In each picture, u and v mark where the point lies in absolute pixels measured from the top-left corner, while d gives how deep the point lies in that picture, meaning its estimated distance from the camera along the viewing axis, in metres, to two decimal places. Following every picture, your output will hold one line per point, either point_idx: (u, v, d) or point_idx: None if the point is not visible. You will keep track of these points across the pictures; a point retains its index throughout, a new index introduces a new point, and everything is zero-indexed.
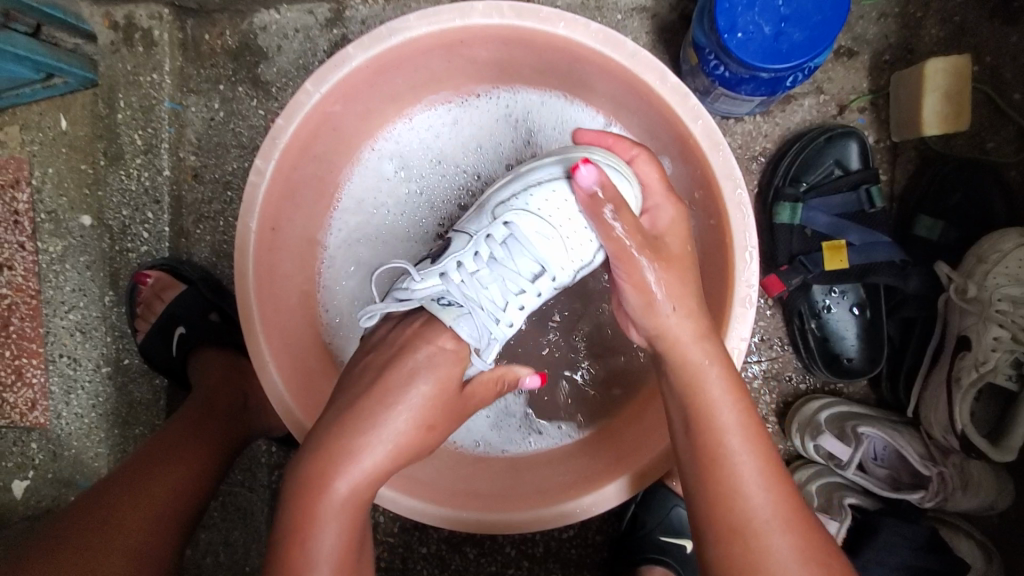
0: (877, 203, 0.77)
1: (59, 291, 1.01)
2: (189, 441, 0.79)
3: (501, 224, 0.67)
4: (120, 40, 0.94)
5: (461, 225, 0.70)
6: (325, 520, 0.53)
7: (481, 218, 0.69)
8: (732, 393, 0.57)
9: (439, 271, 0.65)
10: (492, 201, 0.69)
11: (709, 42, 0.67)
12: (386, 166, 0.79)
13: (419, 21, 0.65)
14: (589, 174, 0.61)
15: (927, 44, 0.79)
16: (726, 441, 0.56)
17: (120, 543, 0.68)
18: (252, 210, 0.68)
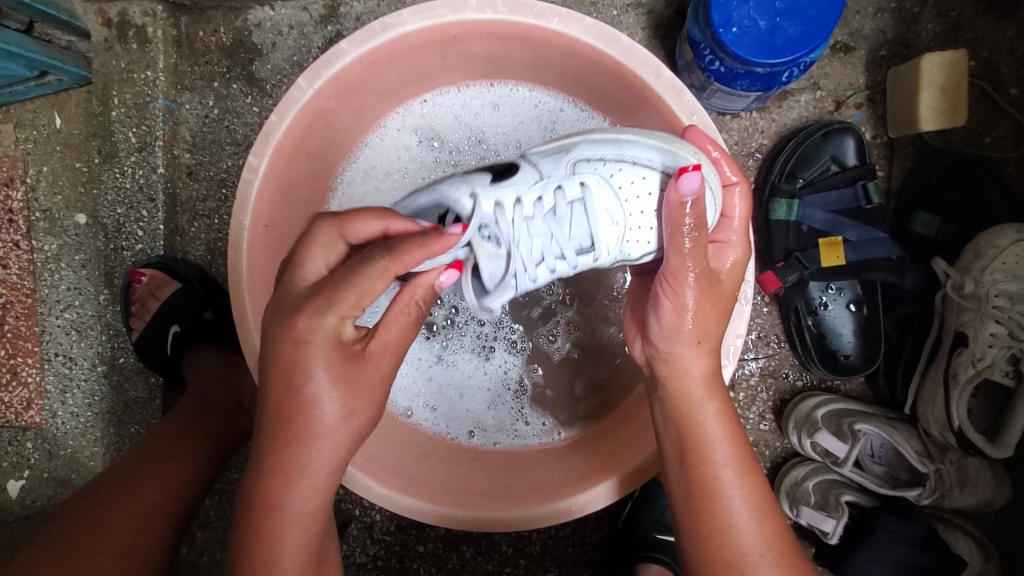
0: (874, 199, 0.76)
1: (54, 290, 1.01)
2: (184, 440, 0.79)
3: (576, 185, 0.63)
4: (114, 37, 0.94)
5: (536, 161, 0.64)
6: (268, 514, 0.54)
7: (557, 163, 0.63)
8: (726, 428, 0.59)
9: (497, 196, 0.62)
10: (578, 151, 0.63)
11: (704, 37, 0.67)
12: (409, 138, 0.79)
13: (412, 17, 0.65)
14: (691, 186, 0.52)
15: (924, 38, 0.79)
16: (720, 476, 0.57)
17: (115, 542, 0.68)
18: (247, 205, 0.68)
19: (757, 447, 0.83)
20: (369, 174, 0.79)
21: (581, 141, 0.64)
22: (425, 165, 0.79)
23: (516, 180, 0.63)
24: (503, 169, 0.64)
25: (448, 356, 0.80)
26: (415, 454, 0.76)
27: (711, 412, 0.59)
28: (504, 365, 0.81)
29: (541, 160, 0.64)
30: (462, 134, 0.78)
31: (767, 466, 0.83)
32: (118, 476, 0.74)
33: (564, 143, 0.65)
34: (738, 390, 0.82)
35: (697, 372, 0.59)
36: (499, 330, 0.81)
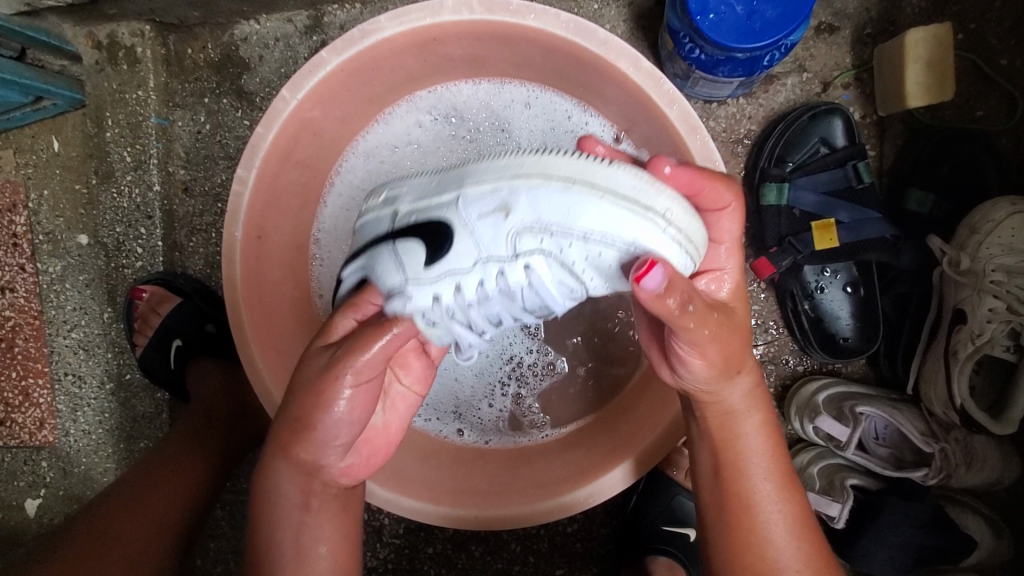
0: (865, 178, 0.75)
1: (60, 310, 1.02)
2: (190, 450, 0.81)
3: (520, 265, 0.50)
4: (104, 59, 0.95)
5: (471, 225, 0.49)
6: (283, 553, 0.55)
7: (499, 236, 0.49)
8: (767, 441, 0.58)
9: (433, 289, 0.52)
10: (523, 213, 0.47)
11: (683, 25, 0.66)
12: (423, 116, 0.78)
13: (390, 22, 0.65)
14: (657, 283, 0.44)
15: (909, 14, 0.78)
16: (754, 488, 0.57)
17: (126, 556, 0.69)
18: (237, 217, 0.69)
19: None
20: (372, 154, 0.79)
21: (519, 188, 0.47)
22: (441, 141, 0.78)
23: (449, 261, 0.51)
24: (436, 239, 0.51)
25: None
26: (418, 457, 0.77)
27: (749, 421, 0.58)
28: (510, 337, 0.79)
29: (479, 220, 0.49)
30: (485, 118, 0.78)
31: None
32: (125, 488, 0.75)
33: (503, 196, 0.48)
34: None
35: (738, 396, 0.57)
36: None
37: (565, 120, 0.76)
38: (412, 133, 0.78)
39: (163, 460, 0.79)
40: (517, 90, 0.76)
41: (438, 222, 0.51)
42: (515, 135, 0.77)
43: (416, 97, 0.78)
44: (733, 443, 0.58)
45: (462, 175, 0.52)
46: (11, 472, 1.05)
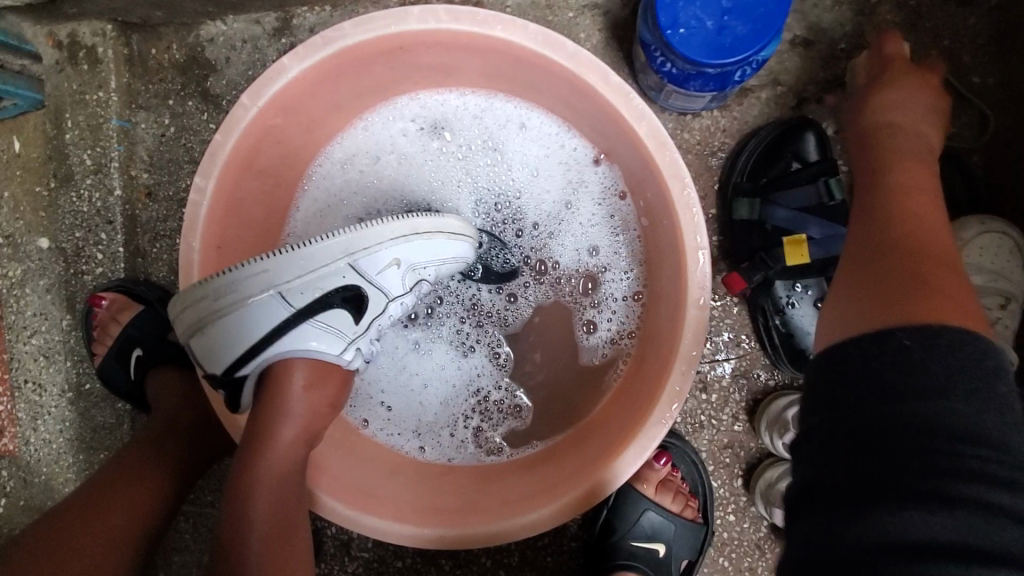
0: (837, 195, 0.75)
1: (20, 316, 0.99)
2: (146, 466, 0.77)
3: (397, 301, 0.71)
4: (64, 58, 0.91)
5: (378, 280, 0.68)
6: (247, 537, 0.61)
7: (400, 279, 0.69)
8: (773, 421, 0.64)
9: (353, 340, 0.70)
10: (401, 259, 0.68)
11: (654, 38, 0.65)
12: (406, 123, 0.78)
13: (354, 30, 0.63)
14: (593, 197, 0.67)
15: (883, 29, 0.78)
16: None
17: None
18: (200, 210, 0.66)
19: (732, 447, 0.83)
20: (348, 162, 0.78)
21: (390, 248, 0.67)
22: (425, 150, 0.78)
23: (372, 311, 0.69)
24: (350, 302, 0.67)
25: (422, 343, 0.82)
26: (385, 473, 0.75)
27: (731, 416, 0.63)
28: (480, 366, 0.82)
29: (390, 270, 0.68)
30: (475, 133, 0.78)
31: (743, 467, 0.83)
32: (78, 503, 0.72)
33: (384, 258, 0.67)
34: (710, 392, 0.82)
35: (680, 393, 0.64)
36: (484, 335, 0.82)
37: (548, 136, 0.77)
38: (391, 141, 0.78)
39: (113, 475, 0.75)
40: (509, 108, 0.76)
41: (348, 287, 0.66)
42: (501, 153, 0.78)
43: (398, 103, 0.77)
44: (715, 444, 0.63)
45: (340, 245, 0.65)
46: None
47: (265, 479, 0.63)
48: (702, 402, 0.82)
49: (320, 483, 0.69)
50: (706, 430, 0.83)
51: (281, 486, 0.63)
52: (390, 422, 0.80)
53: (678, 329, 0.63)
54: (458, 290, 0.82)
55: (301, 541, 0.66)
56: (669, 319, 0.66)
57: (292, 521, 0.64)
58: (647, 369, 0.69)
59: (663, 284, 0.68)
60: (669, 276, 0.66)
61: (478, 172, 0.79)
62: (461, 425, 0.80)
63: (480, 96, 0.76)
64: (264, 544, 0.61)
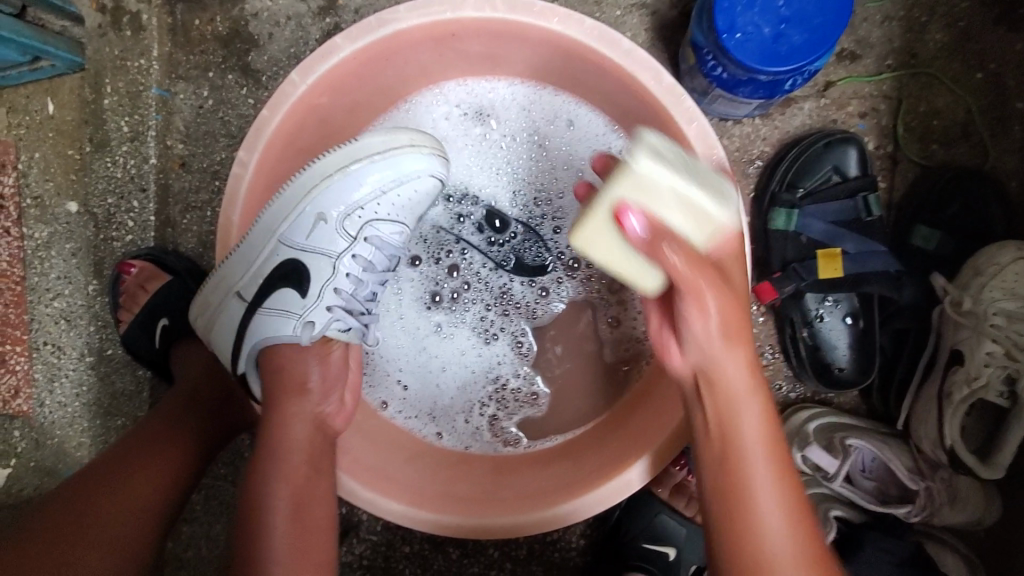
0: (875, 212, 0.75)
1: (44, 278, 1.00)
2: (170, 438, 0.78)
3: (362, 242, 0.71)
4: (107, 23, 0.92)
5: (311, 244, 0.69)
6: (270, 521, 0.59)
7: (333, 235, 0.69)
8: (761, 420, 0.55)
9: (322, 302, 0.70)
10: (330, 212, 0.68)
11: (707, 42, 0.65)
12: (452, 109, 0.78)
13: (409, 13, 0.63)
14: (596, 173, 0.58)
15: (931, 48, 0.77)
16: (745, 440, 0.54)
17: (97, 545, 0.67)
18: (242, 179, 0.66)
19: None
20: None
21: (318, 204, 0.68)
22: (468, 138, 0.79)
23: (315, 278, 0.70)
24: (297, 273, 0.70)
25: (446, 325, 0.81)
26: (403, 457, 0.76)
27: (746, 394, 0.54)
28: (502, 354, 0.82)
29: (297, 231, 0.68)
30: (519, 125, 0.78)
31: None
32: (103, 471, 0.72)
33: (312, 213, 0.68)
34: None
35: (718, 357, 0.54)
36: (507, 323, 0.82)
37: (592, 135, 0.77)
38: (435, 123, 0.78)
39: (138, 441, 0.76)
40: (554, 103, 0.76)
41: (283, 263, 0.69)
42: (543, 148, 0.78)
43: (445, 87, 0.77)
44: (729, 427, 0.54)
45: (261, 227, 0.68)
46: None
47: (290, 461, 0.62)
48: None
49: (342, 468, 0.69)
50: None
51: (302, 471, 0.62)
52: (406, 399, 0.81)
53: None
54: (489, 279, 0.81)
55: (321, 524, 0.62)
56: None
57: (313, 502, 0.62)
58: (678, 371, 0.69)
59: None
60: None
61: (518, 164, 0.79)
62: (479, 410, 0.81)
63: (528, 88, 0.76)
64: (288, 531, 0.60)
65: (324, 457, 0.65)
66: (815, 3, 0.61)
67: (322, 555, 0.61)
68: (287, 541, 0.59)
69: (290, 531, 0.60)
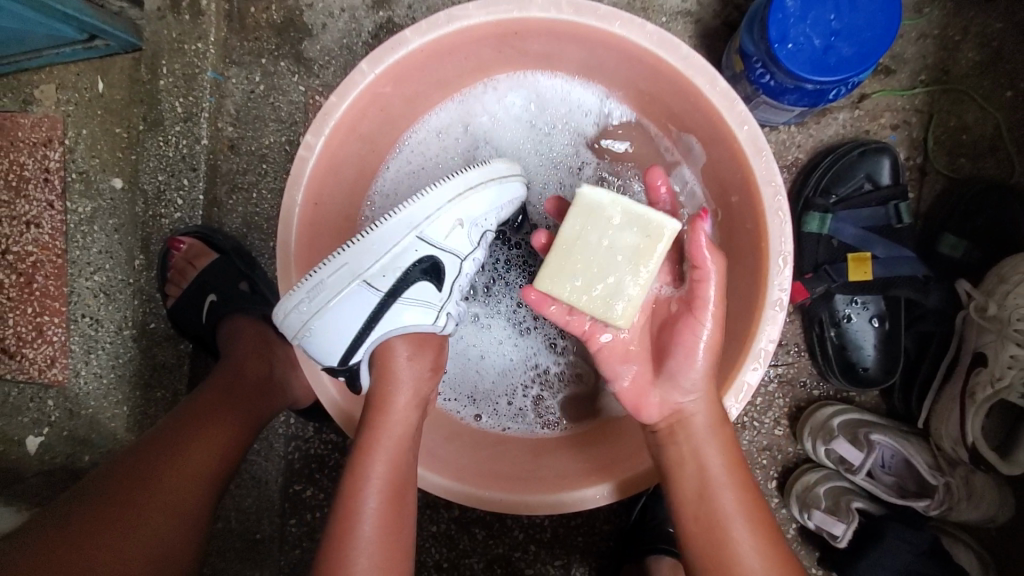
0: (905, 218, 0.79)
1: (84, 252, 1.03)
2: (221, 410, 0.79)
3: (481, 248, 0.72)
4: (167, 7, 0.95)
5: (446, 245, 0.67)
6: (362, 506, 0.62)
7: (467, 237, 0.68)
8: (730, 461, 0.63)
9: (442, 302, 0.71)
10: (474, 217, 0.67)
11: (758, 50, 0.69)
12: (506, 102, 0.81)
13: (477, 11, 0.66)
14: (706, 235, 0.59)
15: (963, 66, 0.81)
16: (712, 474, 0.62)
17: (159, 507, 0.68)
18: (307, 159, 0.70)
19: (769, 450, 0.85)
20: (441, 132, 0.81)
21: (466, 205, 0.66)
22: (520, 129, 0.81)
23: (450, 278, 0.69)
24: (429, 273, 0.68)
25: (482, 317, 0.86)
26: (445, 436, 0.79)
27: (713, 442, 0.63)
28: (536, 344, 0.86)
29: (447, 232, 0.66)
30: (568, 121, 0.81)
31: (779, 470, 0.85)
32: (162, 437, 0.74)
33: (457, 217, 0.66)
34: (756, 395, 0.85)
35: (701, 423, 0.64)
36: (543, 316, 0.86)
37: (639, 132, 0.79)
38: (489, 109, 0.81)
39: (197, 416, 0.77)
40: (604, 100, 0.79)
41: (423, 259, 0.66)
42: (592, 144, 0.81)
43: (498, 82, 0.79)
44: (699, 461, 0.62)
45: (406, 221, 0.64)
46: (16, 408, 1.05)
47: (384, 450, 0.64)
48: (747, 403, 0.85)
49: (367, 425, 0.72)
50: (747, 431, 0.85)
51: (398, 458, 0.65)
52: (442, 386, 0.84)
53: (751, 326, 0.66)
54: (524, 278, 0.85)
55: (407, 522, 0.64)
56: (741, 322, 0.68)
57: (406, 491, 0.64)
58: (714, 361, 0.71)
59: (733, 284, 0.71)
60: (745, 277, 0.69)
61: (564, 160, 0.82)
62: (518, 395, 0.84)
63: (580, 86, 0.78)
64: (381, 513, 0.62)
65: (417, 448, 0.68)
66: (864, 18, 0.64)
67: (407, 539, 0.64)
68: (380, 523, 0.62)
69: (383, 521, 0.62)
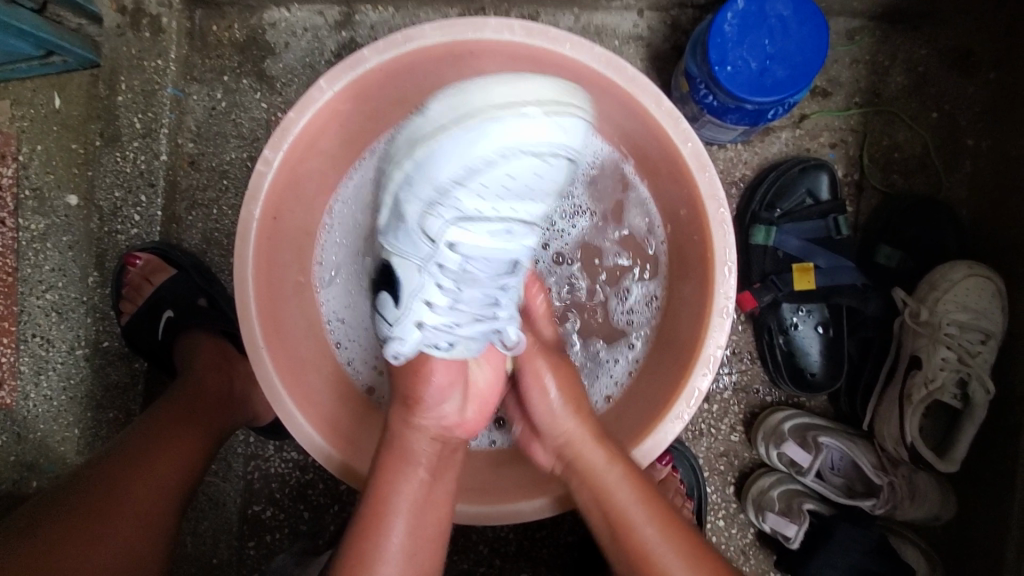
0: (843, 231, 0.83)
1: (37, 270, 1.00)
2: (188, 422, 0.80)
3: (444, 246, 0.56)
4: (127, 24, 0.95)
5: (398, 247, 0.58)
6: (387, 529, 0.62)
7: (431, 242, 0.56)
8: (635, 486, 0.65)
9: (415, 319, 0.62)
10: (409, 213, 0.55)
11: (700, 72, 0.73)
12: None
13: (434, 32, 0.69)
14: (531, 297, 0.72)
15: (893, 89, 0.87)
16: (632, 519, 0.64)
17: (130, 513, 0.69)
18: (266, 172, 0.70)
19: (726, 456, 0.88)
20: None
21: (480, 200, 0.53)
22: None
23: (406, 289, 0.61)
24: (390, 280, 0.62)
25: None
26: None
27: (618, 483, 0.65)
28: None
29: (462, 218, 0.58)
30: None
31: (735, 475, 0.88)
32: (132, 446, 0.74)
33: (394, 212, 0.57)
34: (712, 402, 0.87)
35: (576, 435, 0.68)
36: None
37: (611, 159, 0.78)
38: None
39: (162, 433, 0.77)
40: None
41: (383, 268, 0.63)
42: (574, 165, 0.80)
43: None
44: (606, 496, 0.65)
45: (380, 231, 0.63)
46: None
47: (412, 464, 0.65)
48: (703, 410, 0.87)
49: (320, 434, 0.72)
50: (705, 437, 0.88)
51: (424, 474, 0.65)
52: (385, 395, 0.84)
53: (700, 332, 0.69)
54: None
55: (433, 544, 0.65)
56: (689, 332, 0.71)
57: (428, 511, 0.65)
58: (666, 366, 0.73)
59: (683, 294, 0.74)
60: (693, 286, 0.72)
61: None
62: None
63: None
64: (405, 538, 0.63)
65: (444, 463, 0.68)
66: (795, 44, 0.69)
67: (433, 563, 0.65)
68: (404, 550, 0.62)
69: (404, 546, 0.63)
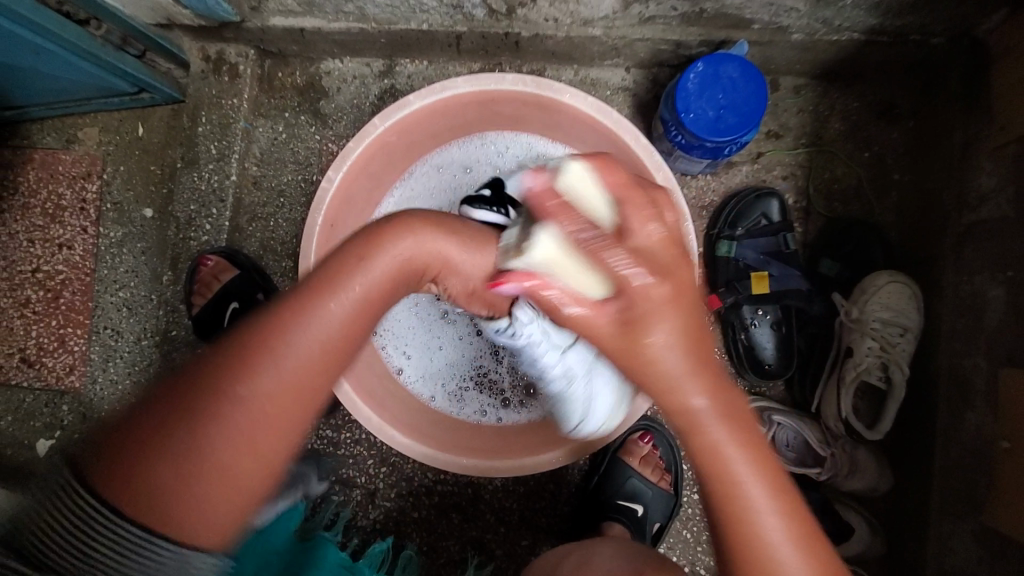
0: (791, 245, 1.01)
1: (112, 271, 1.19)
2: None
3: None
4: (209, 70, 1.16)
5: None
6: (238, 387, 0.54)
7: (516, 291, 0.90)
8: (745, 446, 0.56)
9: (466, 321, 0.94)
10: None
11: (671, 118, 0.93)
12: (499, 150, 1.03)
13: (465, 83, 0.88)
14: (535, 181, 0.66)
15: (833, 133, 1.06)
16: (745, 485, 0.55)
17: None
18: (329, 188, 0.89)
19: None
20: (443, 167, 1.03)
21: None
22: None
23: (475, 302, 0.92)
24: None
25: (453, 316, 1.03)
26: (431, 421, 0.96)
27: (716, 424, 0.56)
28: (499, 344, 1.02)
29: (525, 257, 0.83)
30: None
31: None
32: None
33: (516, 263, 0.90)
34: None
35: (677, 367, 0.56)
36: None
37: None
38: (491, 158, 1.03)
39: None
40: None
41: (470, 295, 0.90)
42: None
43: (485, 134, 1.01)
44: (697, 433, 0.56)
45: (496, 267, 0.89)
46: (29, 413, 1.18)
47: (283, 359, 0.56)
48: None
49: (361, 397, 0.89)
50: None
51: (303, 367, 0.57)
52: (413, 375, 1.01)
53: None
54: None
55: (294, 417, 0.57)
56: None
57: (304, 391, 0.57)
58: None
59: None
60: None
61: None
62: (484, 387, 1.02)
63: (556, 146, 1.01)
64: (263, 415, 0.55)
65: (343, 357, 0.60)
66: (743, 96, 0.88)
67: (241, 486, 0.54)
68: (243, 414, 0.54)
69: (266, 403, 0.55)
